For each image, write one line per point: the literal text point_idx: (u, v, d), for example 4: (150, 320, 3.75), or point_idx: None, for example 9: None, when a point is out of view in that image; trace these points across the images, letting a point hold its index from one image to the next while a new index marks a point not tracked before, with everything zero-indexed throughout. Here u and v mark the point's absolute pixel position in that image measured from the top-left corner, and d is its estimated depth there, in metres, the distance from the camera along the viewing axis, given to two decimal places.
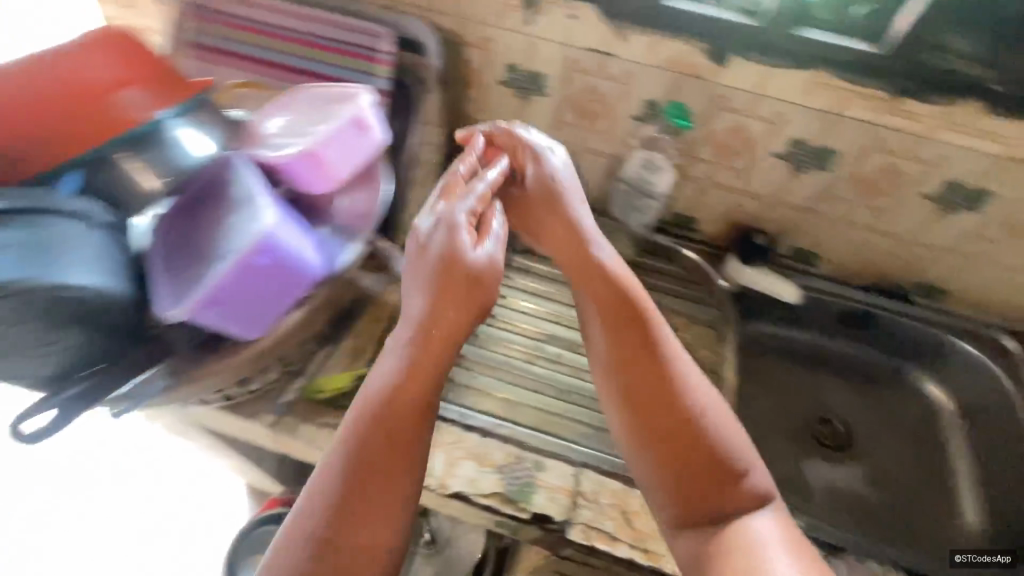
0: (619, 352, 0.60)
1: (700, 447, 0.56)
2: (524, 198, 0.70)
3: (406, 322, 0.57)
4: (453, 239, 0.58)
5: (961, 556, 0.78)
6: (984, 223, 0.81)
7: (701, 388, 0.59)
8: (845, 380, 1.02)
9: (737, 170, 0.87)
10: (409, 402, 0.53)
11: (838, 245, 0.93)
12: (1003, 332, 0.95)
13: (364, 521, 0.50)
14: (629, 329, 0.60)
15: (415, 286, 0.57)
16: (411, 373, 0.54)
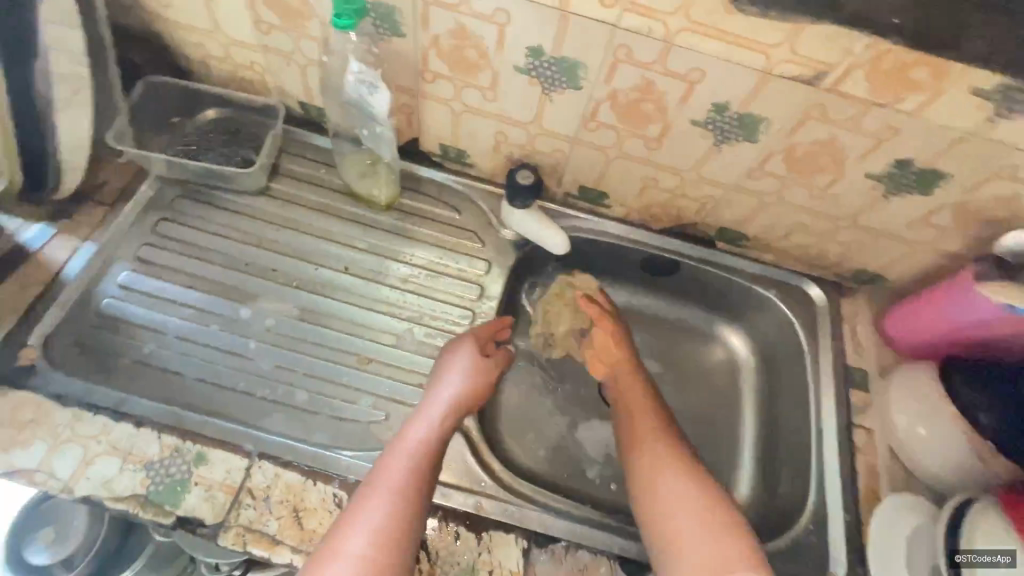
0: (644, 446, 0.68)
1: (685, 512, 0.59)
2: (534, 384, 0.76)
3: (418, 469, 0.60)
4: (460, 354, 0.71)
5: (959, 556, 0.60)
6: (762, 157, 0.67)
7: (693, 474, 0.62)
8: (637, 327, 0.92)
9: (484, 90, 0.69)
10: (420, 461, 0.60)
11: (618, 183, 0.78)
12: (808, 282, 0.85)
13: (368, 525, 0.54)
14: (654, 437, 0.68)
15: (440, 387, 0.68)
16: (430, 440, 0.63)
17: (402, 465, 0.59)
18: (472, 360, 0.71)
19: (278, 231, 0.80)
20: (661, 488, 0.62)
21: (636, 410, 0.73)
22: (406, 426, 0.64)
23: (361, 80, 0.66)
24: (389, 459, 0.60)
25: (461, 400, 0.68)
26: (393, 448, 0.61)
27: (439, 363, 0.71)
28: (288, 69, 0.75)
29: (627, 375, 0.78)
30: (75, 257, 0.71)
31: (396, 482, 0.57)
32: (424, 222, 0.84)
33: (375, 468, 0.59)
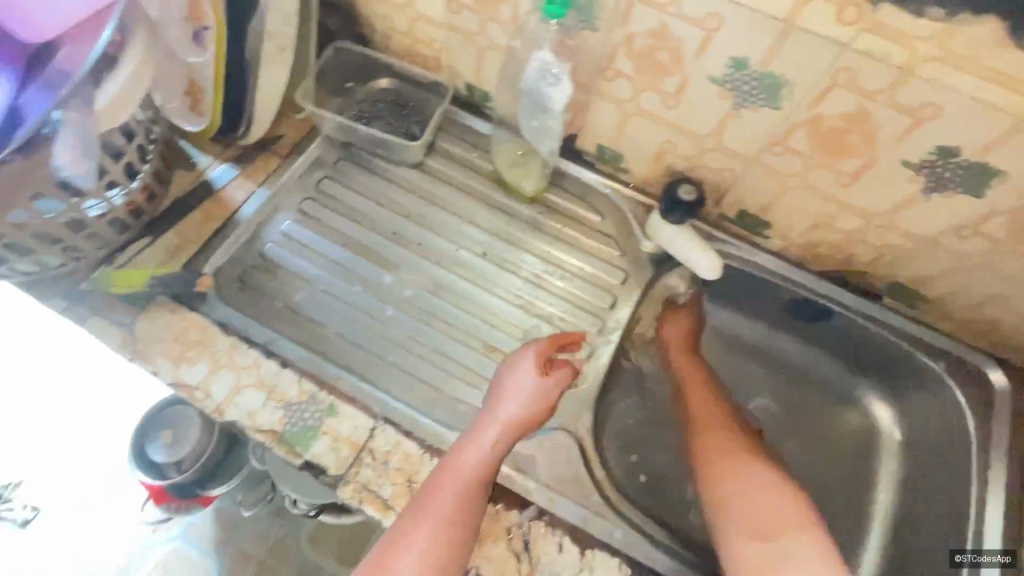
0: (716, 436, 0.69)
1: (761, 501, 0.62)
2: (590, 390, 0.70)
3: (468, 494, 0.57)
4: (520, 375, 0.65)
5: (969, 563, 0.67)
6: (978, 212, 0.58)
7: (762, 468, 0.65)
8: (762, 368, 0.86)
9: (666, 96, 0.66)
10: (467, 489, 0.57)
11: (785, 213, 0.72)
12: (987, 360, 0.74)
13: (416, 554, 0.54)
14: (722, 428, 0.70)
15: (497, 403, 0.63)
16: (483, 469, 0.58)
17: (452, 491, 0.56)
18: (532, 383, 0.65)
19: (427, 206, 0.82)
20: (732, 478, 0.65)
21: (701, 402, 0.74)
22: (460, 446, 0.59)
23: (545, 69, 0.65)
24: (438, 484, 0.56)
25: (518, 422, 0.62)
26: (443, 473, 0.57)
27: (500, 378, 0.66)
28: (467, 50, 0.76)
29: (688, 367, 0.78)
30: (251, 200, 0.76)
31: (442, 512, 0.55)
32: (564, 220, 0.82)
33: (421, 491, 0.57)
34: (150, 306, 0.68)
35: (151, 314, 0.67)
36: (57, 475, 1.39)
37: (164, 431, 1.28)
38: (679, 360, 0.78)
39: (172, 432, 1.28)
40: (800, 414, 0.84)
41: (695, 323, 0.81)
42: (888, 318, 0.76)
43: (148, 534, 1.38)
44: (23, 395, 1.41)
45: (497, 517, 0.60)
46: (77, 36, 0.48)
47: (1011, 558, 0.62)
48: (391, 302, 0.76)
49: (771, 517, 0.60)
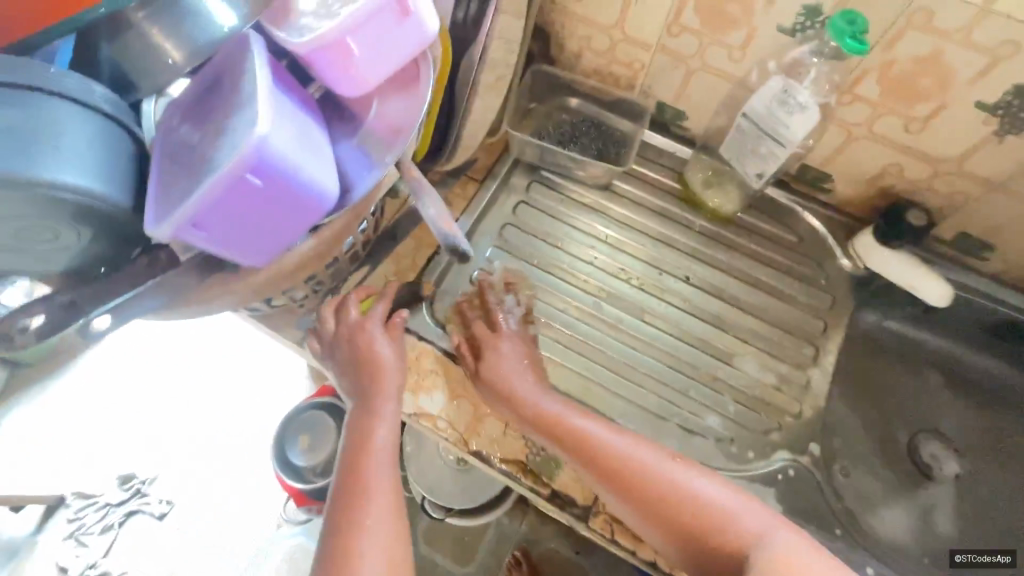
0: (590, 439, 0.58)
1: (653, 501, 0.55)
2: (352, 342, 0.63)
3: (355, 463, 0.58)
4: (375, 344, 0.62)
5: (960, 556, 0.74)
6: None
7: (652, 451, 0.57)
8: (964, 395, 0.82)
9: (911, 120, 0.64)
10: (384, 465, 0.58)
11: (1020, 237, 0.69)
12: None
13: (372, 525, 0.54)
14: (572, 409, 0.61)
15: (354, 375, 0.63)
16: (377, 439, 0.59)
17: (377, 473, 0.57)
18: (388, 350, 0.62)
19: (618, 230, 0.82)
20: (655, 474, 0.55)
21: (518, 382, 0.62)
22: (365, 430, 0.59)
23: (785, 96, 0.63)
24: (364, 465, 0.57)
25: (391, 391, 0.61)
26: (366, 457, 0.58)
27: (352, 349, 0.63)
28: (673, 72, 0.75)
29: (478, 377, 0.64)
30: (457, 227, 0.78)
31: (382, 487, 0.57)
32: (762, 240, 0.81)
33: (351, 473, 0.58)
34: None
35: None
36: (190, 471, 1.43)
37: (301, 435, 1.32)
38: (495, 359, 0.64)
39: (309, 436, 1.32)
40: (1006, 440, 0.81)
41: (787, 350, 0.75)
42: None
43: (275, 527, 1.40)
44: (172, 392, 1.50)
45: None
46: (393, 90, 0.50)
47: (1008, 557, 0.74)
48: (595, 327, 0.76)
49: (699, 516, 0.53)
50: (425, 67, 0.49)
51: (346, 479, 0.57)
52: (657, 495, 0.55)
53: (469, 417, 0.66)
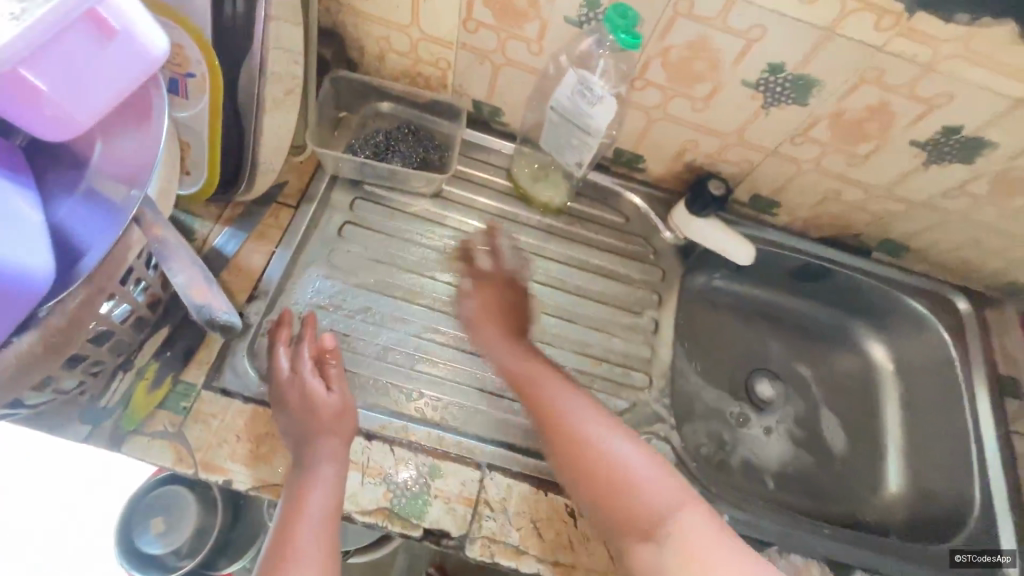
0: (562, 420, 0.58)
1: (603, 483, 0.54)
2: (282, 391, 0.60)
3: (290, 520, 0.52)
4: (312, 391, 0.59)
5: (959, 556, 0.73)
6: (967, 174, 0.68)
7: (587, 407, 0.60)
8: (778, 333, 0.95)
9: (696, 100, 0.69)
10: (325, 531, 0.52)
11: (796, 194, 0.79)
12: (956, 292, 0.88)
13: None
14: (570, 391, 0.61)
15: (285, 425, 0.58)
16: (320, 502, 0.53)
17: (310, 535, 0.51)
18: (329, 396, 0.59)
19: (456, 238, 0.79)
20: (619, 457, 0.55)
21: (543, 383, 0.62)
22: (297, 495, 0.53)
23: (585, 89, 0.64)
24: (295, 532, 0.51)
25: (496, 338, 0.67)
26: (297, 521, 0.52)
27: (287, 391, 0.60)
28: (480, 68, 0.72)
29: (500, 342, 0.67)
30: (273, 263, 0.69)
31: (313, 553, 0.51)
32: (594, 226, 0.84)
33: (285, 528, 0.52)
34: (198, 404, 0.60)
35: (201, 415, 0.59)
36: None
37: (155, 518, 1.09)
38: (303, 393, 0.59)
39: (164, 518, 1.10)
40: (814, 366, 0.94)
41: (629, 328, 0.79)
42: (871, 278, 0.88)
43: None
44: None
45: None
46: (122, 128, 0.40)
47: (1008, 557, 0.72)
48: (445, 342, 0.73)
49: (659, 496, 0.53)
50: (158, 96, 0.40)
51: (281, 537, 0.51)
52: (602, 476, 0.54)
53: None
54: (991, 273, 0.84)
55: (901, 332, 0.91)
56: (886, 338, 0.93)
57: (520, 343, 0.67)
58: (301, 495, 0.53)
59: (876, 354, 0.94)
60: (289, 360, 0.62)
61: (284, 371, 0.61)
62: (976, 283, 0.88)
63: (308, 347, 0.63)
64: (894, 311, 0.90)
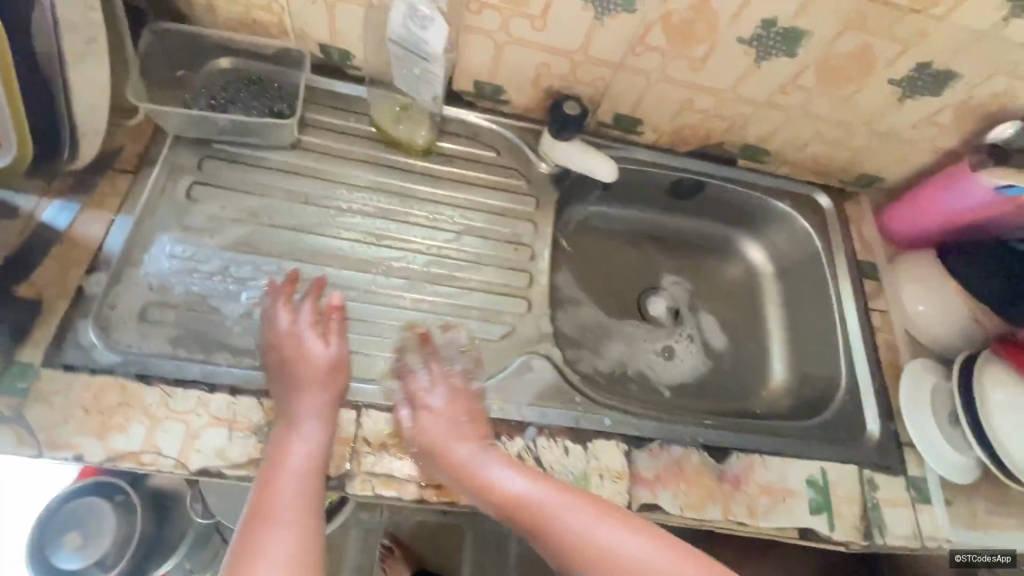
0: (578, 543, 0.53)
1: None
2: (276, 350, 0.62)
3: (283, 473, 0.54)
4: (307, 348, 0.62)
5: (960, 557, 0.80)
6: (795, 68, 0.72)
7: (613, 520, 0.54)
8: (663, 252, 0.99)
9: (533, 19, 0.69)
10: (309, 482, 0.54)
11: (654, 109, 0.82)
12: (816, 189, 0.94)
13: (281, 548, 0.50)
14: (581, 507, 0.55)
15: (280, 387, 0.60)
16: (305, 454, 0.55)
17: (292, 489, 0.53)
18: (320, 353, 0.61)
19: (321, 189, 0.76)
20: (608, 556, 0.52)
21: (514, 506, 0.57)
22: (281, 448, 0.55)
23: (412, 12, 0.63)
24: (277, 486, 0.53)
25: (476, 458, 0.59)
26: (279, 475, 0.54)
27: (284, 349, 0.62)
28: (313, 7, 0.70)
29: (443, 440, 0.59)
30: (113, 230, 0.65)
31: (292, 504, 0.53)
32: (466, 163, 0.83)
33: (269, 487, 0.53)
34: (37, 381, 0.56)
35: (42, 394, 0.56)
36: None
37: (69, 534, 1.09)
38: (302, 354, 0.61)
39: (82, 532, 1.09)
40: (701, 278, 0.99)
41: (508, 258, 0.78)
42: (739, 185, 0.92)
43: None
44: None
45: (507, 448, 0.65)
46: None
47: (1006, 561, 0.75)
48: None
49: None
50: None
51: (268, 500, 0.53)
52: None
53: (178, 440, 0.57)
54: (841, 167, 0.90)
55: (775, 235, 0.96)
56: (765, 242, 0.98)
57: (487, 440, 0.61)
58: (294, 447, 0.55)
59: (756, 259, 0.99)
60: (292, 321, 0.64)
61: (281, 328, 0.63)
62: (833, 180, 0.93)
63: (307, 306, 0.65)
64: (765, 214, 0.95)
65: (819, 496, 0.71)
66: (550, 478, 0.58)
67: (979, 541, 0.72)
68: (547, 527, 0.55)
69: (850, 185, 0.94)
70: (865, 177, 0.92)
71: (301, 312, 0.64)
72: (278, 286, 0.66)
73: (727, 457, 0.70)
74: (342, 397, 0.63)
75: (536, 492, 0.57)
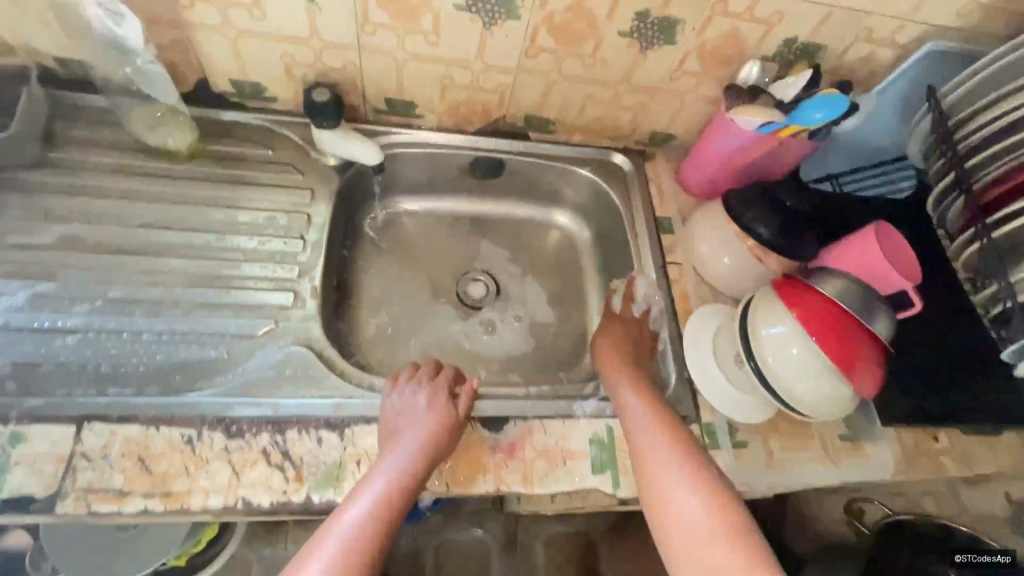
0: (656, 484, 0.59)
1: (691, 544, 0.54)
2: (404, 405, 0.65)
3: (364, 494, 0.56)
4: (434, 401, 0.66)
5: (960, 556, 0.82)
6: (527, 30, 0.72)
7: (660, 439, 0.62)
8: (481, 234, 0.98)
9: (249, 8, 0.68)
10: (399, 502, 0.57)
11: (420, 89, 0.81)
12: (613, 151, 0.94)
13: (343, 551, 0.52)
14: (661, 438, 0.62)
15: (412, 425, 0.63)
16: (407, 478, 0.58)
17: (375, 501, 0.56)
18: (440, 415, 0.64)
19: (67, 202, 0.72)
20: (657, 481, 0.59)
21: (639, 431, 0.64)
22: (375, 470, 0.59)
23: (106, 8, 0.65)
24: (357, 499, 0.56)
25: (619, 381, 0.71)
26: (358, 494, 0.56)
27: (394, 406, 0.65)
28: (19, 15, 0.67)
29: (619, 373, 0.72)
30: None
31: (370, 524, 0.54)
32: (238, 163, 0.81)
33: (350, 502, 0.56)
34: None
35: None
36: None
37: None
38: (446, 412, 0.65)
39: None
40: (523, 255, 0.98)
41: (278, 251, 0.76)
42: (535, 157, 0.92)
43: None
44: None
45: (251, 446, 0.61)
46: None
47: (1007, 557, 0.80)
48: (46, 309, 0.66)
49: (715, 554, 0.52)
50: None
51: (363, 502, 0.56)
52: (681, 540, 0.54)
53: None
54: (630, 127, 0.91)
55: (584, 202, 0.96)
56: (580, 211, 0.98)
57: (636, 375, 0.72)
58: (377, 475, 0.58)
59: (573, 230, 0.99)
60: (419, 395, 0.66)
61: (408, 387, 0.67)
62: (629, 141, 0.94)
63: (424, 390, 0.67)
64: (571, 183, 0.95)
65: (603, 454, 0.68)
66: (667, 420, 0.65)
67: (773, 479, 0.72)
68: (644, 461, 0.61)
69: (647, 145, 0.95)
70: (658, 135, 0.92)
71: (437, 381, 0.68)
72: (426, 368, 0.70)
73: (504, 426, 0.69)
74: (64, 413, 0.59)
75: (667, 423, 0.64)
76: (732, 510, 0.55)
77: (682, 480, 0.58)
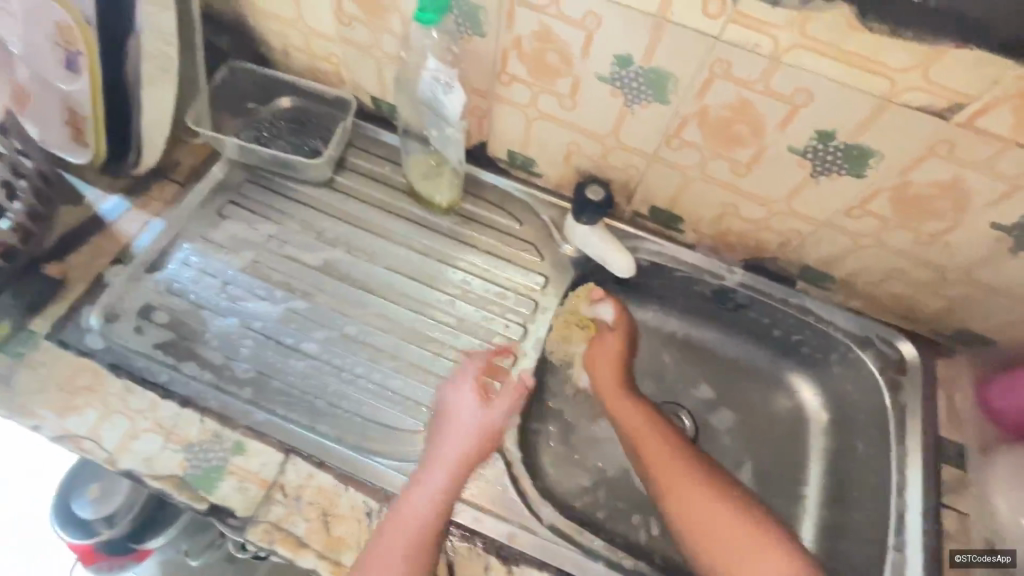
0: (683, 498, 0.63)
1: (722, 559, 0.60)
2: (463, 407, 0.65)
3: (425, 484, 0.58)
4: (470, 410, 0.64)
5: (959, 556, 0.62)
6: (864, 189, 0.59)
7: (675, 450, 0.67)
8: (699, 365, 0.85)
9: (562, 98, 0.66)
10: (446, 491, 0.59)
11: (695, 208, 0.73)
12: (900, 334, 0.75)
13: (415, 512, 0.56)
14: (672, 448, 0.67)
15: (454, 427, 0.63)
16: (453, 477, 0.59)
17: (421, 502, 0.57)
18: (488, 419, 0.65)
19: (337, 227, 0.78)
20: (685, 494, 0.64)
21: (647, 445, 0.69)
22: (424, 465, 0.60)
23: (436, 82, 0.65)
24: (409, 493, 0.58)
25: (614, 390, 0.74)
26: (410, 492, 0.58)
27: (444, 401, 0.65)
28: (365, 62, 0.74)
29: (613, 384, 0.74)
30: (144, 232, 0.73)
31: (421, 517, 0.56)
32: (487, 230, 0.80)
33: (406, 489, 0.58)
34: (33, 353, 0.63)
35: (33, 363, 0.63)
36: None
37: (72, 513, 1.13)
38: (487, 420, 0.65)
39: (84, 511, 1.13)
40: (736, 406, 0.84)
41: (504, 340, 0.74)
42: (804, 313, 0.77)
43: None
44: None
45: None
46: None
47: (1010, 557, 0.62)
48: (293, 326, 0.71)
49: (755, 562, 0.59)
50: None
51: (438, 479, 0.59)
52: (717, 552, 0.60)
53: (107, 448, 0.59)
54: (936, 314, 0.72)
55: (834, 376, 0.80)
56: (823, 382, 0.81)
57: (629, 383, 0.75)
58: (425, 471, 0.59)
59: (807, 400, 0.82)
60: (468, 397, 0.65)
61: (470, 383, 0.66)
62: (924, 326, 0.75)
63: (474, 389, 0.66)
64: (829, 351, 0.78)
65: None
66: (668, 428, 0.70)
67: None
68: (665, 482, 0.65)
69: (946, 337, 0.75)
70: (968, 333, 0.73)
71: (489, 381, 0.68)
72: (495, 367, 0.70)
73: None
74: (279, 438, 0.62)
75: (683, 451, 0.68)
76: (756, 509, 0.62)
77: (701, 484, 0.64)
